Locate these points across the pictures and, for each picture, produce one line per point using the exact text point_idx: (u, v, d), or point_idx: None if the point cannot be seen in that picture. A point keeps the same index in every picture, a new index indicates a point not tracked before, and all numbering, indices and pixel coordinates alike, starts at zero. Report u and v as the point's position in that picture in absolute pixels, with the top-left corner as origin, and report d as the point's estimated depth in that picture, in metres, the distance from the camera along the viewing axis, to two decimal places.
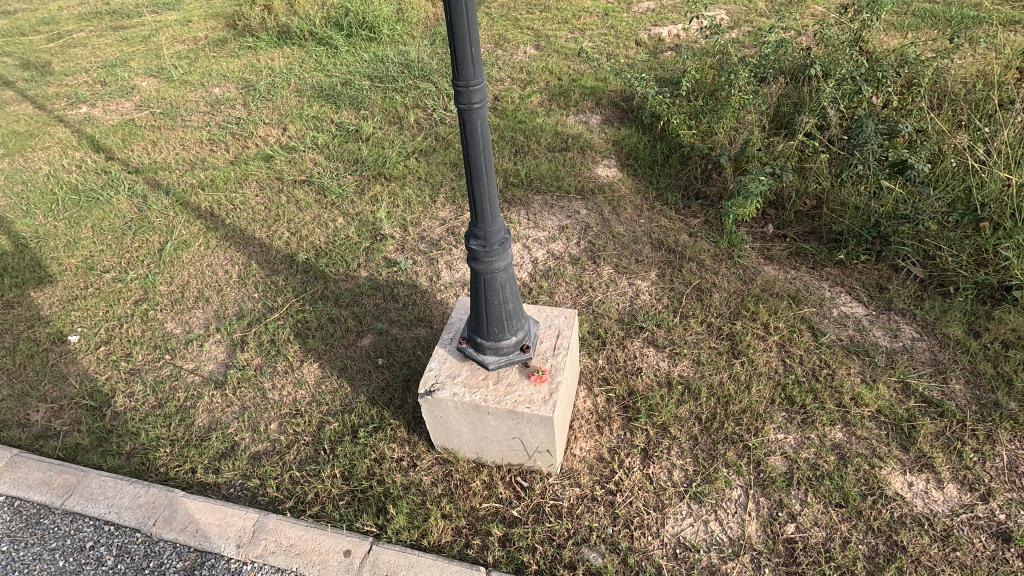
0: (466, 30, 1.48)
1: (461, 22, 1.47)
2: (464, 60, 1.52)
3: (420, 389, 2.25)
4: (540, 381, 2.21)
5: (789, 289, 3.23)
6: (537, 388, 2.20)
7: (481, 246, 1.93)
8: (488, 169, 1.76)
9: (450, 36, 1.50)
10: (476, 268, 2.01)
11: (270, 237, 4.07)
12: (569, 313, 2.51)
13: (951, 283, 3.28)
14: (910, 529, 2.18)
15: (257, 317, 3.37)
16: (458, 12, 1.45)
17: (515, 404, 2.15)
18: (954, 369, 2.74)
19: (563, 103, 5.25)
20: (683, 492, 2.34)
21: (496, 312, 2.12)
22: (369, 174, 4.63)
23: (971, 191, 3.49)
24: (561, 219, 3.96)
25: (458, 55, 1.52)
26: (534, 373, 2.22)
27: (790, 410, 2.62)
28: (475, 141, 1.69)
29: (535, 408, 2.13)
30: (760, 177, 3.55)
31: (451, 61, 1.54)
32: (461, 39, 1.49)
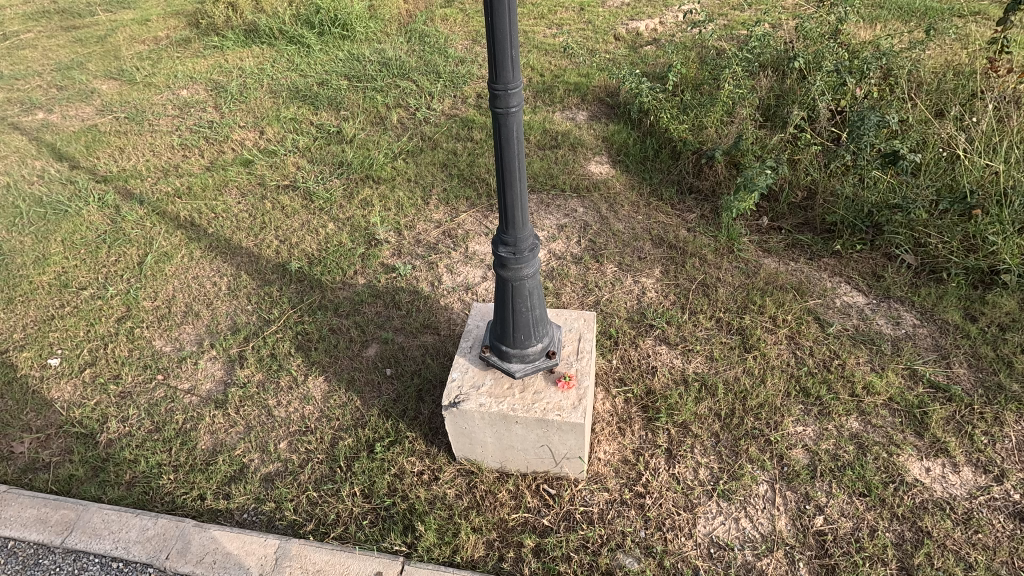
0: (507, 31, 1.42)
1: (502, 24, 1.41)
2: (505, 63, 1.45)
3: (444, 401, 2.19)
4: (567, 387, 2.17)
5: (792, 281, 3.27)
6: (565, 396, 2.16)
7: (511, 253, 1.87)
8: (521, 175, 1.71)
9: (489, 37, 1.44)
10: (504, 276, 1.95)
11: (258, 246, 3.94)
12: (586, 315, 2.48)
13: (943, 269, 3.36)
14: (933, 514, 2.23)
15: (253, 331, 3.24)
16: (501, 13, 1.39)
17: (544, 413, 2.11)
18: (957, 354, 2.81)
19: (549, 100, 5.20)
20: (711, 491, 2.33)
21: (523, 319, 2.06)
22: (356, 177, 4.50)
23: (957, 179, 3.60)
24: (559, 218, 3.92)
25: (497, 57, 1.46)
26: (562, 381, 2.18)
27: (806, 402, 2.65)
28: (508, 145, 1.63)
29: (565, 415, 2.10)
30: (766, 172, 3.56)
31: (488, 63, 1.48)
32: (501, 40, 1.43)
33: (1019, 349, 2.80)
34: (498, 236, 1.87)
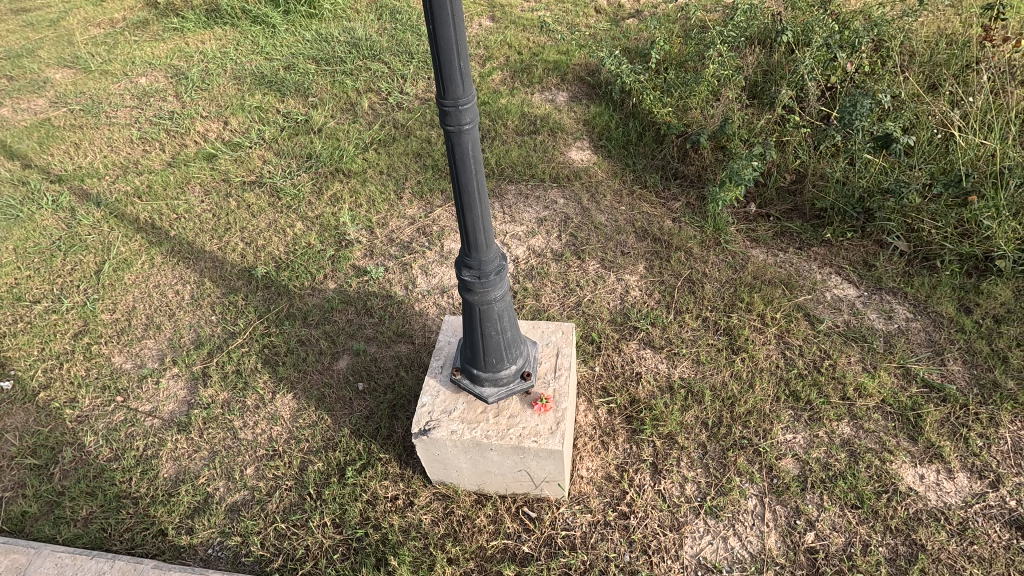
0: (452, 41, 1.24)
1: (447, 33, 1.23)
2: (453, 76, 1.28)
3: (414, 428, 2.05)
4: (544, 410, 2.04)
5: (781, 274, 3.13)
6: (542, 419, 2.02)
7: (475, 277, 1.71)
8: (480, 196, 1.54)
9: (432, 47, 1.26)
10: (470, 300, 1.79)
11: (222, 249, 3.73)
12: (565, 327, 2.33)
13: (936, 256, 3.25)
14: (928, 526, 2.15)
15: (217, 345, 3.07)
16: (444, 21, 1.21)
17: (520, 439, 1.98)
18: (952, 350, 2.71)
19: (527, 80, 4.95)
20: (698, 508, 2.24)
21: (493, 342, 1.91)
22: (326, 170, 4.28)
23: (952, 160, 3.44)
24: (538, 211, 3.74)
25: (444, 70, 1.28)
26: (538, 403, 2.04)
27: (796, 406, 2.54)
28: (463, 164, 1.46)
29: (542, 441, 1.97)
30: (753, 163, 3.34)
31: (435, 77, 1.31)
32: (447, 51, 1.25)
33: (1014, 343, 2.71)
34: (462, 260, 1.71)
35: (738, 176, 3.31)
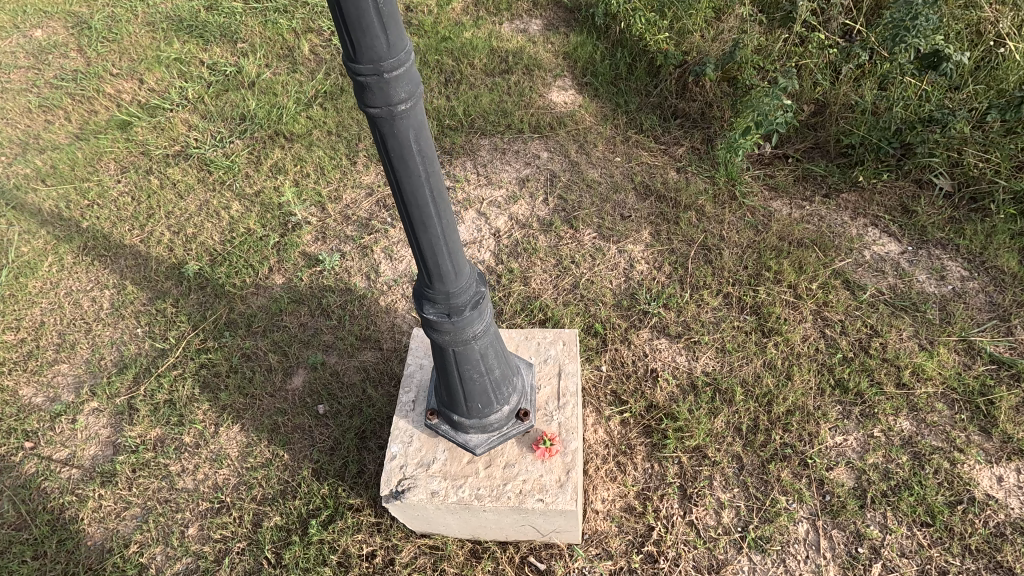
0: None
1: None
2: (367, 29, 0.79)
3: (383, 491, 1.60)
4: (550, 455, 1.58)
5: (811, 232, 2.64)
6: (548, 467, 1.57)
7: (444, 312, 1.23)
8: (435, 201, 1.07)
9: None
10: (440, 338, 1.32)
11: (145, 241, 3.12)
12: (566, 335, 1.85)
13: (987, 196, 2.73)
14: (1013, 543, 1.80)
15: (144, 366, 2.54)
16: None
17: (522, 496, 1.54)
18: (1020, 315, 2.29)
19: (494, 6, 4.19)
20: (739, 541, 1.86)
21: (476, 384, 1.44)
22: (263, 134, 3.59)
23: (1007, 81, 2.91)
24: (519, 169, 3.16)
25: (349, 19, 0.79)
26: (542, 447, 1.59)
27: (844, 400, 2.12)
28: (402, 160, 0.98)
29: (550, 500, 1.53)
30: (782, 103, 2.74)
31: (338, 34, 0.82)
32: None
33: None
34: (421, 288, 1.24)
35: (764, 120, 2.73)
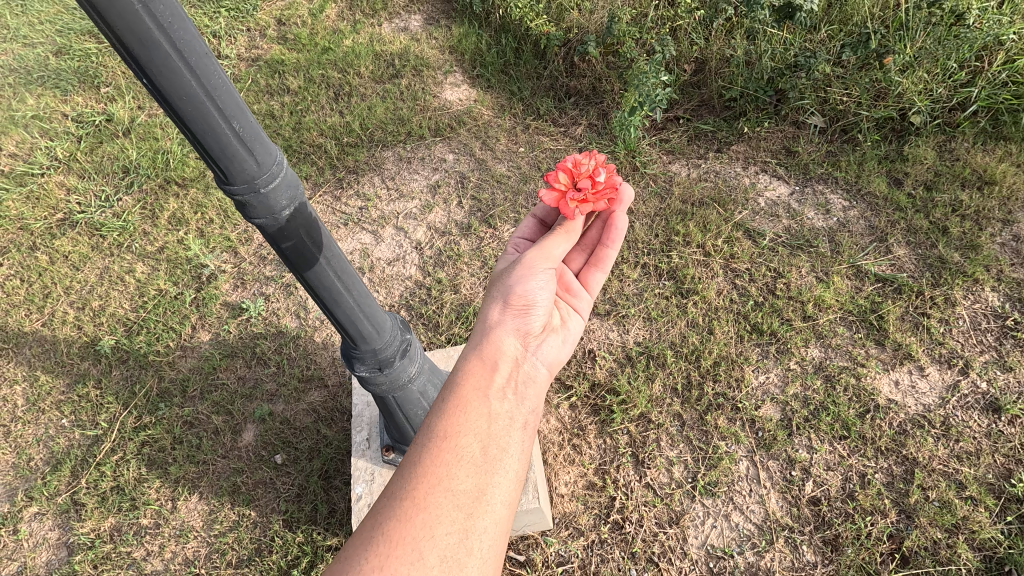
0: (198, 105, 0.88)
1: (185, 102, 0.87)
2: (228, 158, 0.96)
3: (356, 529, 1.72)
4: (559, 321, 1.53)
5: (709, 190, 2.82)
6: (566, 343, 1.49)
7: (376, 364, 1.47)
8: (326, 256, 1.23)
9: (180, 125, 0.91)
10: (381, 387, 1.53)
11: (50, 324, 2.90)
12: None
13: (853, 127, 2.95)
14: (914, 437, 2.08)
15: (81, 457, 2.43)
16: (182, 92, 0.86)
17: None
18: (894, 234, 2.56)
19: (368, 8, 3.98)
20: (692, 490, 2.05)
21: (418, 417, 1.67)
22: (153, 186, 3.36)
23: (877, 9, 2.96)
24: (428, 176, 3.16)
25: (214, 155, 0.95)
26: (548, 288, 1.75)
27: (762, 342, 2.34)
28: (287, 240, 1.15)
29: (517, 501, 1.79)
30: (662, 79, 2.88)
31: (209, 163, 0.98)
32: (206, 137, 0.92)
33: (950, 210, 2.57)
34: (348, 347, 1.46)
35: (647, 99, 2.88)
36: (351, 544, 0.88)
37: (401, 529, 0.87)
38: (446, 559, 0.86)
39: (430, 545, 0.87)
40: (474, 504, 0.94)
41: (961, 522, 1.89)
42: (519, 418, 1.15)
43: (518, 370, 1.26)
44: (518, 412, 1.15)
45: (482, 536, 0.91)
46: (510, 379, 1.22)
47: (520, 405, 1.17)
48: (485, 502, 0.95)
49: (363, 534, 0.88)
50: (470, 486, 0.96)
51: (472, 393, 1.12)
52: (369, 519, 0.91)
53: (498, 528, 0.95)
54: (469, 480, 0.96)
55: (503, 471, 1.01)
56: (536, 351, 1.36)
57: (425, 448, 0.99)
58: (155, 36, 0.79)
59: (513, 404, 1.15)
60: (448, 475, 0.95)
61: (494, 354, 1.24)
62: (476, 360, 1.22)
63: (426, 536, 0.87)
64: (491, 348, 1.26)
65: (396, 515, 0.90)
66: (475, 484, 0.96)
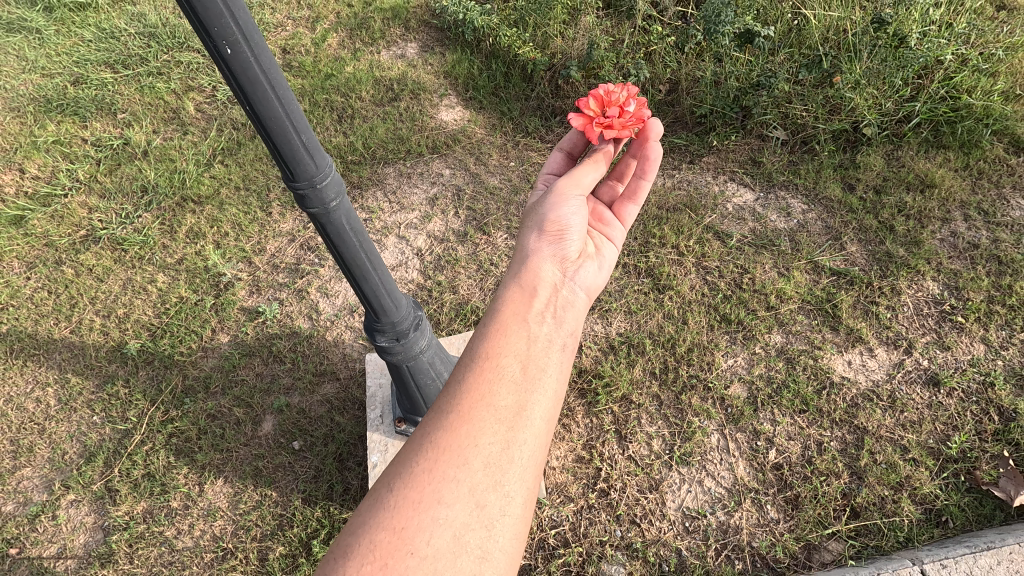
0: (281, 122, 1.24)
1: (272, 119, 1.23)
2: (297, 161, 1.32)
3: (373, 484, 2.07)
4: (594, 249, 1.78)
5: (682, 197, 3.12)
6: (602, 268, 1.75)
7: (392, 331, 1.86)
8: (359, 240, 1.60)
9: (264, 134, 1.26)
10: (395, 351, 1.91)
11: (76, 330, 3.10)
12: None
13: (813, 138, 3.21)
14: (865, 409, 2.34)
15: (113, 449, 2.65)
16: (270, 112, 1.22)
17: None
18: (847, 233, 2.85)
19: (367, 36, 4.28)
20: (669, 460, 2.31)
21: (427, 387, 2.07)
22: (171, 204, 3.53)
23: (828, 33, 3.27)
24: (427, 190, 3.44)
25: (287, 159, 1.31)
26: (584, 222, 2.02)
27: (730, 330, 2.61)
28: (331, 225, 1.52)
29: None
30: None
31: (281, 165, 1.34)
32: (283, 143, 1.27)
33: (897, 211, 2.88)
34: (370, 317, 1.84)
35: None
36: (407, 450, 1.10)
37: (451, 439, 1.09)
38: (489, 464, 1.07)
39: (475, 453, 1.08)
40: (514, 418, 1.16)
41: (904, 480, 2.16)
42: (556, 341, 1.37)
43: (556, 292, 1.53)
44: (554, 336, 1.38)
45: (522, 445, 1.12)
46: (547, 308, 1.45)
47: (552, 331, 1.40)
48: (524, 417, 1.17)
49: (417, 443, 1.10)
50: (510, 399, 1.18)
51: (513, 325, 1.35)
52: (424, 430, 1.13)
53: (538, 436, 1.17)
54: (509, 396, 1.19)
55: (539, 391, 1.24)
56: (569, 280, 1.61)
57: (473, 371, 1.22)
58: (260, 77, 1.16)
59: (549, 329, 1.39)
60: (492, 393, 1.18)
61: (532, 281, 1.51)
62: (517, 290, 1.48)
63: (472, 445, 1.09)
64: (532, 278, 1.53)
65: (446, 427, 1.12)
66: (514, 400, 1.19)
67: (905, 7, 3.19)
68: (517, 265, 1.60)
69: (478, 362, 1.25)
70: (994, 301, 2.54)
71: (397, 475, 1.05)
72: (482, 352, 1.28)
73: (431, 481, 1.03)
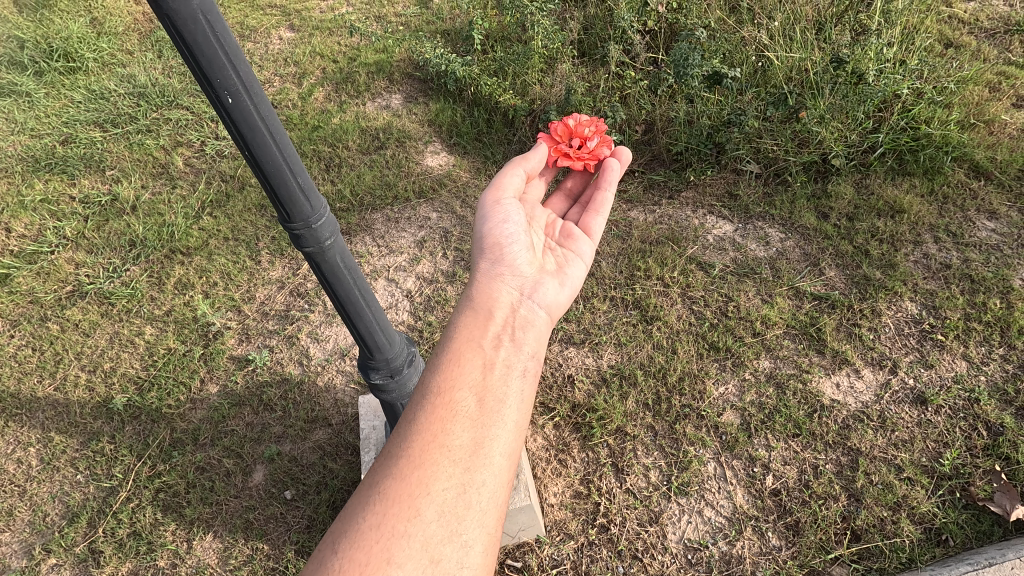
0: (280, 164, 1.30)
1: (272, 161, 1.29)
2: (294, 201, 1.37)
3: None
4: (555, 270, 1.89)
5: (664, 230, 3.21)
6: (563, 285, 1.85)
7: (384, 368, 1.87)
8: (353, 277, 1.64)
9: (262, 176, 1.31)
10: (387, 385, 1.91)
11: (60, 387, 3.03)
12: None
13: (785, 171, 3.35)
14: (857, 430, 2.37)
15: (97, 508, 2.57)
16: (268, 153, 1.27)
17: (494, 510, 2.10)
18: (825, 259, 2.94)
19: (352, 90, 4.42)
20: (667, 491, 2.30)
21: None
22: (159, 256, 3.54)
23: (792, 72, 3.44)
24: (414, 233, 3.50)
25: (284, 199, 1.36)
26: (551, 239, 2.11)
27: (719, 358, 2.64)
28: (327, 264, 1.56)
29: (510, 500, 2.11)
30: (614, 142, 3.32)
31: (277, 205, 1.38)
32: (281, 184, 1.32)
33: (870, 236, 2.99)
34: (362, 353, 1.85)
35: None
36: (360, 501, 1.15)
37: (404, 489, 1.14)
38: (443, 511, 1.13)
39: (428, 502, 1.13)
40: (470, 459, 1.22)
41: (902, 500, 2.17)
42: (514, 367, 1.45)
43: (517, 313, 1.65)
44: (514, 361, 1.47)
45: (479, 487, 1.19)
46: (503, 332, 1.55)
47: (510, 358, 1.47)
48: (480, 457, 1.24)
49: (370, 494, 1.15)
50: (465, 438, 1.25)
51: (467, 356, 1.43)
52: (377, 478, 1.18)
53: (493, 474, 1.23)
54: (465, 435, 1.26)
55: (495, 427, 1.30)
56: (527, 301, 1.71)
57: (426, 410, 1.29)
58: (258, 122, 1.23)
59: (506, 354, 1.47)
60: (448, 435, 1.25)
61: (488, 310, 1.60)
62: (476, 316, 1.57)
63: (425, 493, 1.14)
64: (490, 305, 1.62)
65: (398, 476, 1.17)
66: (469, 439, 1.25)
67: (860, 47, 3.36)
68: (472, 289, 1.69)
69: (433, 401, 1.31)
70: (971, 318, 2.61)
71: (345, 534, 1.09)
72: (435, 388, 1.35)
73: (382, 538, 1.07)
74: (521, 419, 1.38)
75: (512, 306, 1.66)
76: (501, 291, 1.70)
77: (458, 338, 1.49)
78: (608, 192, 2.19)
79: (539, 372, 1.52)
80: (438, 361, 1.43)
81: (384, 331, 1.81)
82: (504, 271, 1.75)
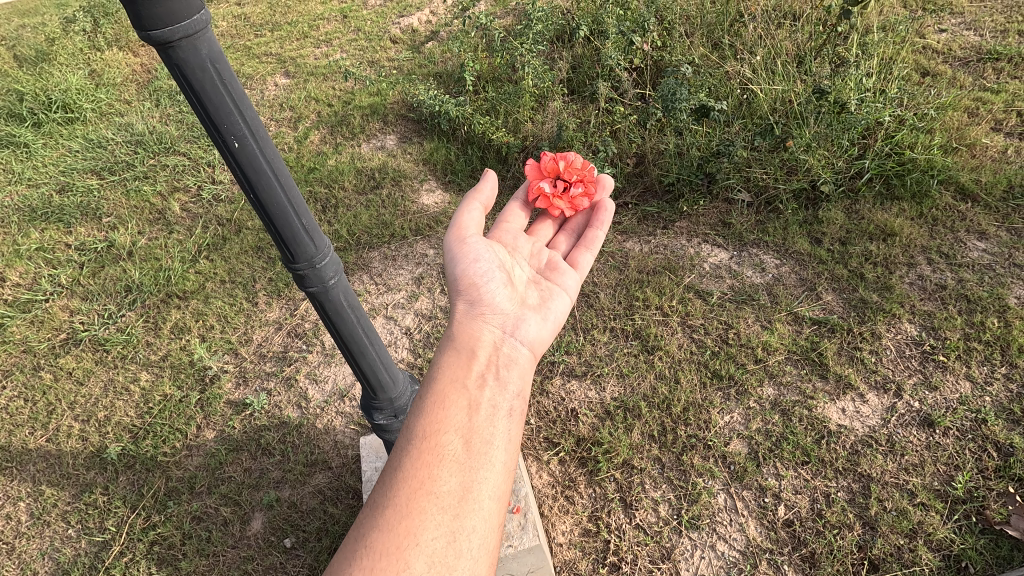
0: (285, 204, 1.31)
1: (277, 202, 1.30)
2: (298, 241, 1.37)
3: None
4: (538, 304, 1.90)
5: (660, 260, 3.23)
6: (546, 321, 1.85)
7: (387, 406, 1.85)
8: (356, 315, 1.63)
9: (266, 217, 1.32)
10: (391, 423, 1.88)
11: (53, 437, 2.97)
12: None
13: (776, 199, 3.40)
14: (866, 455, 2.34)
15: (90, 564, 2.49)
16: (272, 194, 1.28)
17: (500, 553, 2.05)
18: (821, 283, 2.96)
19: (348, 132, 4.50)
20: (678, 526, 2.24)
21: None
22: (155, 301, 3.52)
23: (777, 102, 3.54)
24: (412, 270, 3.51)
25: (288, 240, 1.37)
26: (538, 270, 2.12)
27: (723, 386, 2.62)
28: (331, 303, 1.55)
29: (518, 543, 2.05)
30: None
31: (281, 245, 1.39)
32: (285, 224, 1.33)
33: (864, 259, 3.02)
34: (365, 392, 1.83)
35: None
36: (347, 555, 1.13)
37: (393, 541, 1.13)
38: (433, 561, 1.11)
39: (418, 553, 1.12)
40: (458, 506, 1.21)
41: (917, 527, 2.13)
42: (500, 408, 1.45)
43: (499, 353, 1.63)
44: (499, 401, 1.46)
45: (469, 534, 1.18)
46: (487, 371, 1.54)
47: (495, 398, 1.47)
48: (468, 503, 1.23)
49: (358, 547, 1.13)
50: (452, 484, 1.24)
51: (452, 396, 1.42)
52: (365, 529, 1.16)
53: (482, 519, 1.22)
54: (453, 480, 1.25)
55: (483, 470, 1.30)
56: (510, 338, 1.71)
57: (413, 456, 1.28)
58: (264, 165, 1.25)
59: (491, 394, 1.47)
60: (436, 480, 1.24)
61: (472, 350, 1.59)
62: (460, 355, 1.56)
63: (415, 544, 1.13)
64: (473, 344, 1.61)
65: (385, 527, 1.15)
66: (457, 484, 1.24)
67: (841, 78, 3.46)
68: (455, 326, 1.68)
69: (419, 445, 1.30)
70: (970, 338, 2.62)
71: None
72: (421, 431, 1.33)
73: None
74: (509, 459, 1.37)
75: (495, 344, 1.66)
76: (483, 329, 1.68)
77: (441, 378, 1.47)
78: (602, 232, 2.24)
79: (525, 410, 1.52)
80: (422, 403, 1.41)
81: (387, 368, 1.80)
82: (485, 310, 1.74)
